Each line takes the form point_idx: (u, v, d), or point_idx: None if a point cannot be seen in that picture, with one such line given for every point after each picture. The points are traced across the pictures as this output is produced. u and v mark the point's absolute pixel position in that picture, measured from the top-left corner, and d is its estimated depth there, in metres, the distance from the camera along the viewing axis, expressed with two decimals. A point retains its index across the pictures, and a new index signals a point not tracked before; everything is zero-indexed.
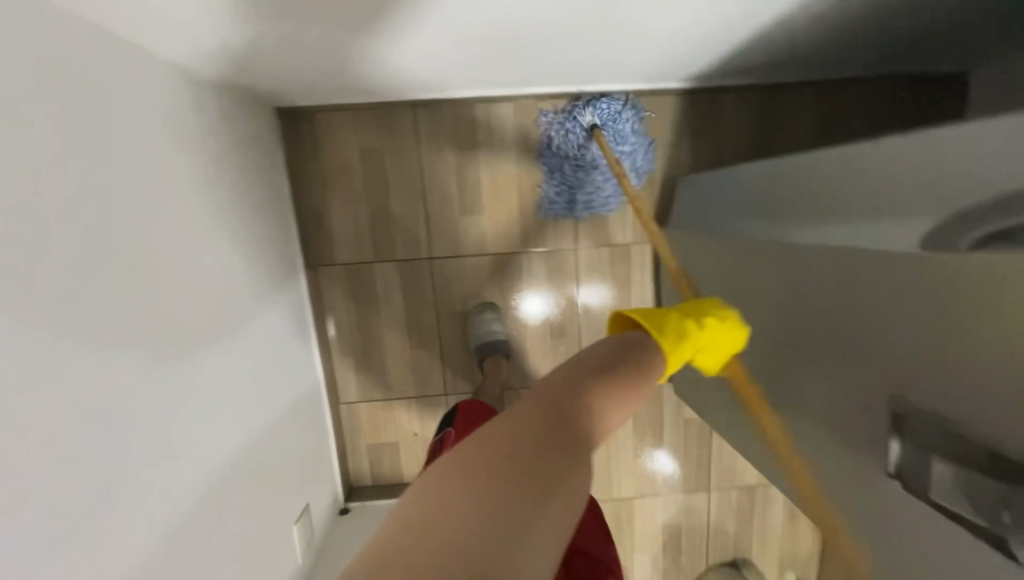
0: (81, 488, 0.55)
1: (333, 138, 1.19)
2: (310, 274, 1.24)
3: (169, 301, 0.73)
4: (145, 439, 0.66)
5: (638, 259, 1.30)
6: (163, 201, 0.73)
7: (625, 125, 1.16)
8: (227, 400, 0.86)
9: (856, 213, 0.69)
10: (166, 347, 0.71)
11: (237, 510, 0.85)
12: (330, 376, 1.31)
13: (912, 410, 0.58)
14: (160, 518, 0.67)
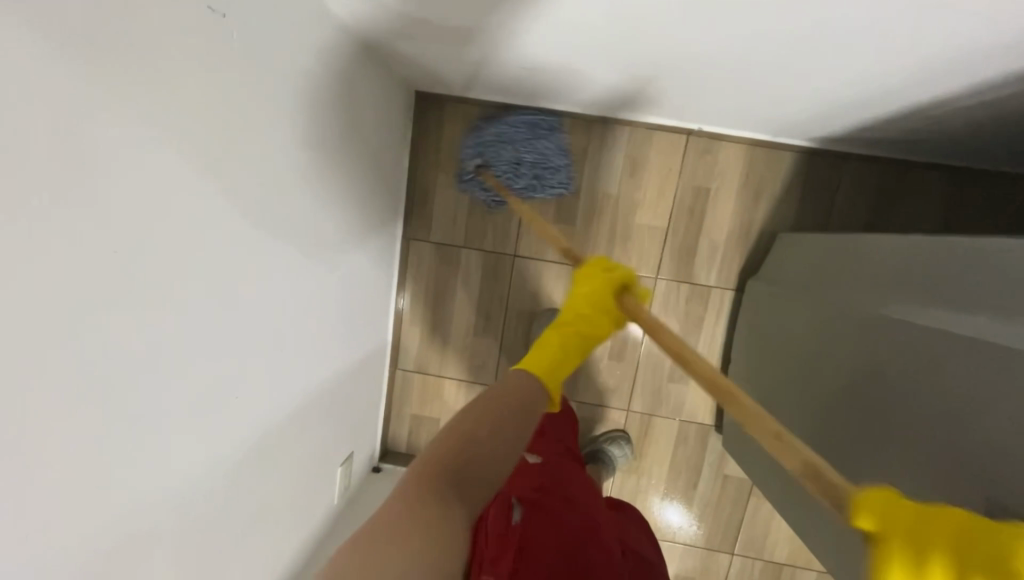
0: (178, 374, 0.63)
1: (456, 127, 1.29)
2: (403, 244, 1.35)
3: (289, 234, 0.84)
4: (243, 345, 0.76)
5: (716, 303, 1.29)
6: (305, 149, 0.84)
7: (489, 138, 1.19)
8: (309, 334, 0.96)
9: (968, 303, 0.66)
10: (268, 273, 0.79)
11: (291, 433, 0.94)
12: (397, 341, 1.40)
13: (1010, 516, 0.53)
14: (239, 417, 0.77)
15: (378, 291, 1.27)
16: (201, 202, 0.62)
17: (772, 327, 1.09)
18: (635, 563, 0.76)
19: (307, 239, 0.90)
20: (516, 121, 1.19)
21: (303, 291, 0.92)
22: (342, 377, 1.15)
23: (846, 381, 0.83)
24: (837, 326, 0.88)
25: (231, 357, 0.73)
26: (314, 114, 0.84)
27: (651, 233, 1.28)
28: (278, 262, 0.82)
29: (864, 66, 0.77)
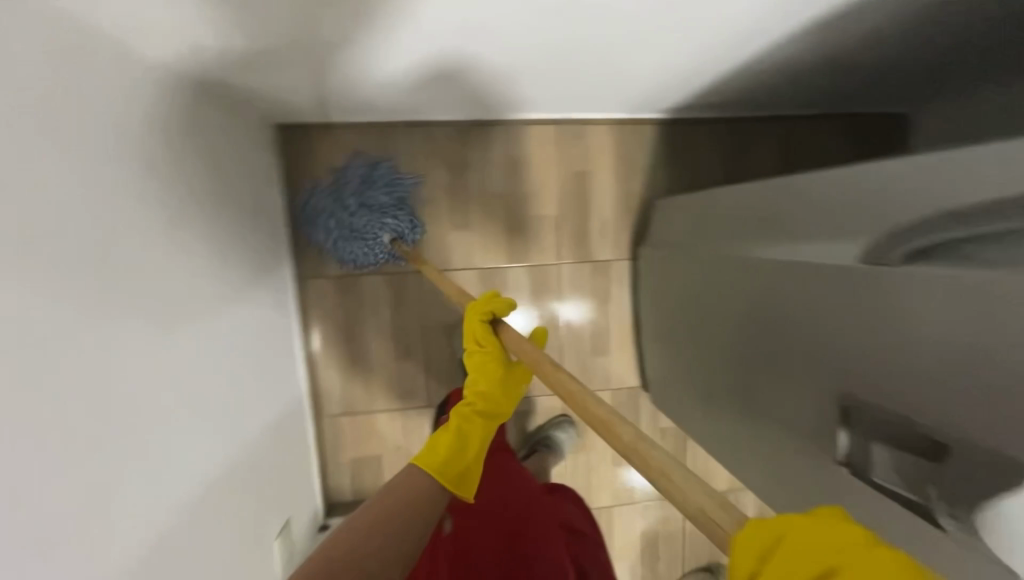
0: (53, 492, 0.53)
1: (330, 154, 1.23)
2: (299, 285, 1.27)
3: (163, 302, 0.76)
4: (140, 435, 0.68)
5: (618, 276, 1.38)
6: (156, 206, 0.75)
7: (335, 245, 1.19)
8: (214, 402, 0.88)
9: (797, 234, 0.77)
10: (141, 350, 0.69)
11: (219, 514, 0.86)
12: (316, 387, 1.32)
13: (854, 403, 0.62)
14: (153, 516, 0.69)
15: (282, 341, 1.19)
16: (36, 289, 0.53)
17: (667, 287, 1.19)
18: (569, 537, 0.82)
19: (180, 303, 0.80)
20: (322, 223, 1.18)
21: (191, 360, 0.82)
22: (261, 441, 1.06)
23: (729, 322, 0.92)
24: (713, 274, 0.98)
25: (116, 457, 0.63)
26: (155, 168, 0.76)
27: (545, 223, 1.33)
28: (152, 335, 0.72)
29: (681, 43, 0.86)
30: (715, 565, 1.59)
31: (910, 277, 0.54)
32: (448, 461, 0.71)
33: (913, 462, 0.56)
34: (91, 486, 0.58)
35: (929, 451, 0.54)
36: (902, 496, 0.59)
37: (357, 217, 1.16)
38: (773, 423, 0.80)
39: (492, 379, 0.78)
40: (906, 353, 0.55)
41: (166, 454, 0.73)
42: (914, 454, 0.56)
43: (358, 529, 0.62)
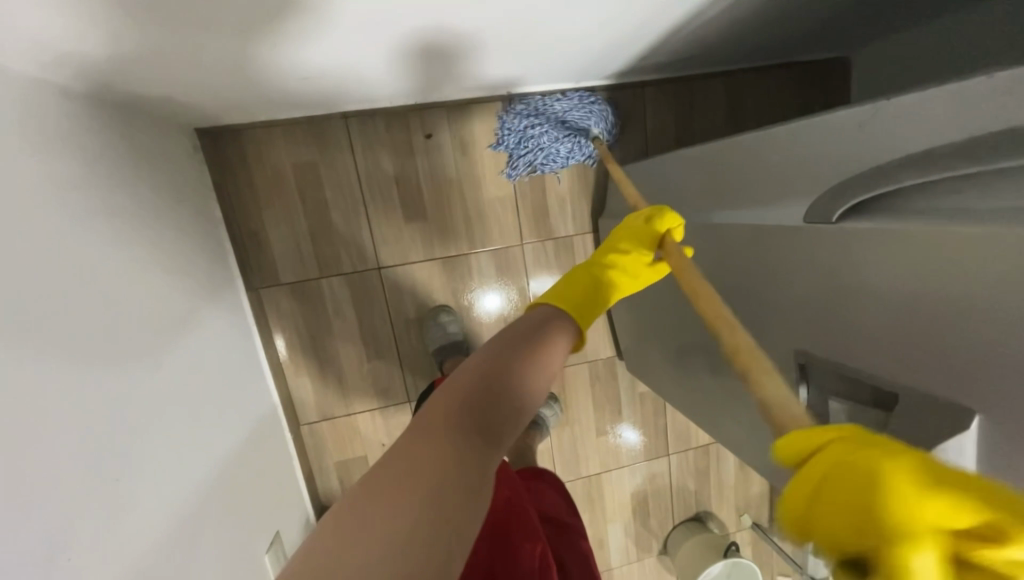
0: (16, 558, 0.50)
1: (263, 155, 1.15)
2: (252, 297, 1.20)
3: (102, 339, 0.70)
4: (100, 479, 0.64)
5: (581, 249, 1.37)
6: (75, 240, 0.69)
7: (550, 161, 1.24)
8: (181, 431, 0.84)
9: (744, 194, 0.77)
10: (87, 394, 0.65)
11: (205, 541, 0.84)
12: (287, 398, 1.28)
13: (810, 359, 0.62)
14: (129, 557, 0.66)
15: (246, 357, 1.14)
16: None
17: None
18: (550, 528, 0.84)
19: (123, 336, 0.75)
20: (509, 150, 1.24)
21: (147, 394, 0.77)
22: (240, 462, 1.03)
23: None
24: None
25: (79, 507, 0.60)
26: (68, 198, 0.69)
27: (503, 203, 1.30)
28: (97, 376, 0.67)
29: (616, 5, 0.81)
30: (702, 513, 1.68)
31: (848, 237, 0.54)
32: (579, 300, 0.63)
33: (866, 412, 0.57)
34: (56, 542, 0.56)
35: (880, 400, 0.55)
36: None
37: (549, 125, 1.20)
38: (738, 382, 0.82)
39: (633, 269, 0.75)
40: (855, 310, 0.56)
41: (137, 494, 0.70)
42: (867, 404, 0.57)
43: (482, 369, 0.48)
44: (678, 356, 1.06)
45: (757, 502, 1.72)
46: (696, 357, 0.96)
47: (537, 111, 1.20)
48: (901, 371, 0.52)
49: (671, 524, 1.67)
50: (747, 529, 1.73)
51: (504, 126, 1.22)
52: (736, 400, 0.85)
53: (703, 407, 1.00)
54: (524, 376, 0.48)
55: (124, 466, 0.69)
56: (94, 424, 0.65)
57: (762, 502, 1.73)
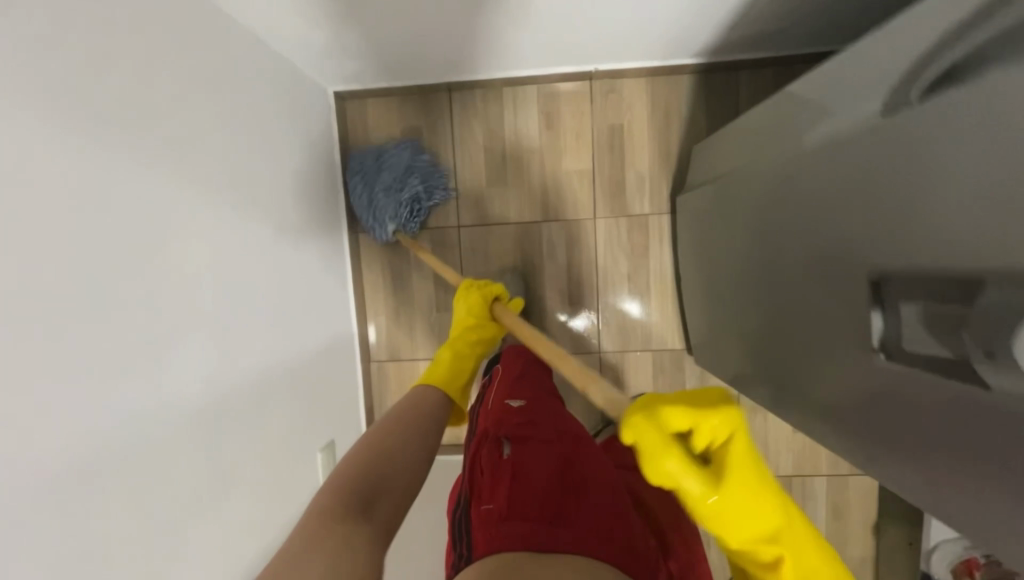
0: (97, 330, 0.65)
1: (381, 119, 1.37)
2: (353, 238, 1.39)
3: (228, 214, 0.92)
4: (194, 311, 0.83)
5: (657, 229, 1.34)
6: (227, 134, 0.92)
7: (363, 211, 1.37)
8: (268, 312, 1.03)
9: (830, 119, 0.71)
10: (193, 248, 0.83)
11: (269, 407, 1.00)
12: (365, 333, 1.42)
13: (889, 275, 0.56)
14: (203, 376, 0.84)
15: (337, 284, 1.32)
16: (116, 172, 0.69)
17: (708, 229, 1.14)
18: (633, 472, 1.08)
19: (236, 220, 0.94)
20: (356, 176, 1.38)
21: (243, 272, 0.96)
22: (310, 366, 1.17)
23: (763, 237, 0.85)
24: (749, 189, 0.90)
25: (168, 321, 0.77)
26: (228, 104, 0.92)
27: (579, 177, 1.34)
28: (206, 240, 0.86)
29: None
30: None
31: (940, 107, 0.49)
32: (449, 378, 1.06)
33: (940, 310, 0.52)
34: (134, 341, 0.71)
35: (958, 294, 0.50)
36: (936, 358, 0.53)
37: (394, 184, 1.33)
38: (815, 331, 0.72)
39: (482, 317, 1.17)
40: (940, 193, 0.49)
41: (211, 340, 0.86)
42: (939, 302, 0.52)
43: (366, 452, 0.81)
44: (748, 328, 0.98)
45: (858, 568, 1.39)
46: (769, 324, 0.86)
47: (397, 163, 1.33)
48: (998, 254, 0.44)
49: None
50: None
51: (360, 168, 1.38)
52: (813, 360, 0.74)
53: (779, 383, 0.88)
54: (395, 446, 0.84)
55: (215, 311, 0.87)
56: (201, 270, 0.84)
57: (864, 572, 1.40)
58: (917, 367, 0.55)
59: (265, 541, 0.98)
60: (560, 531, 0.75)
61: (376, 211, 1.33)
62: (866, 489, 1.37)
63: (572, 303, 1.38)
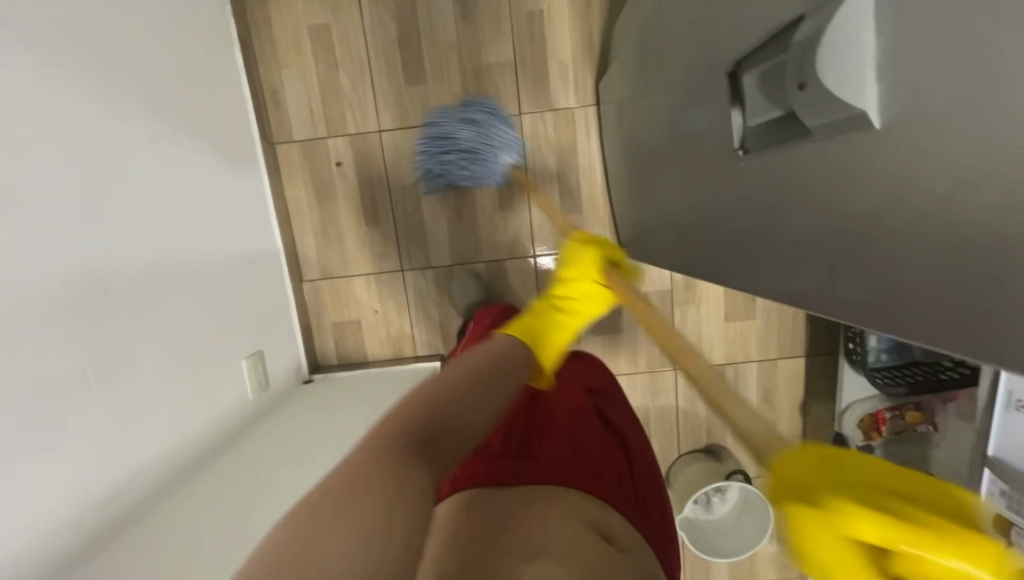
0: None
1: (285, 16, 1.28)
2: (268, 149, 1.33)
3: (95, 93, 0.86)
4: (60, 189, 0.79)
5: (583, 123, 1.31)
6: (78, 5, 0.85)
7: (485, 164, 1.26)
8: (161, 207, 0.98)
9: None
10: (35, 111, 0.76)
11: (170, 304, 0.97)
12: (292, 251, 1.39)
13: (739, 65, 0.71)
14: (79, 256, 0.81)
15: (252, 194, 1.27)
16: None
17: (632, 104, 1.11)
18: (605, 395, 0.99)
19: (95, 94, 0.86)
20: (430, 153, 1.26)
21: (113, 154, 0.89)
22: (224, 273, 1.14)
23: (691, 92, 0.86)
24: (678, 43, 0.89)
25: (25, 196, 0.74)
26: None
27: (502, 71, 1.29)
28: (50, 108, 0.78)
29: None
30: (714, 448, 1.49)
31: None
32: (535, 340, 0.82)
33: (763, 73, 0.66)
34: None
35: (767, 45, 0.63)
36: (773, 118, 0.66)
37: (474, 131, 1.24)
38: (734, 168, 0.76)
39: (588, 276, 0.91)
40: None
41: (88, 223, 0.83)
42: (760, 63, 0.66)
43: (415, 418, 0.55)
44: (676, 198, 0.98)
45: None
46: (700, 182, 0.88)
47: (450, 121, 1.24)
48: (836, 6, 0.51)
49: (676, 454, 1.51)
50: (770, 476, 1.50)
51: (422, 146, 1.26)
52: (743, 202, 0.77)
53: (712, 246, 0.90)
54: (461, 402, 0.59)
55: (90, 192, 0.84)
56: (65, 147, 0.80)
57: None
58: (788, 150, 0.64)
59: (181, 433, 0.98)
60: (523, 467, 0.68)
61: (490, 158, 1.25)
62: (792, 371, 1.44)
63: (502, 206, 1.36)
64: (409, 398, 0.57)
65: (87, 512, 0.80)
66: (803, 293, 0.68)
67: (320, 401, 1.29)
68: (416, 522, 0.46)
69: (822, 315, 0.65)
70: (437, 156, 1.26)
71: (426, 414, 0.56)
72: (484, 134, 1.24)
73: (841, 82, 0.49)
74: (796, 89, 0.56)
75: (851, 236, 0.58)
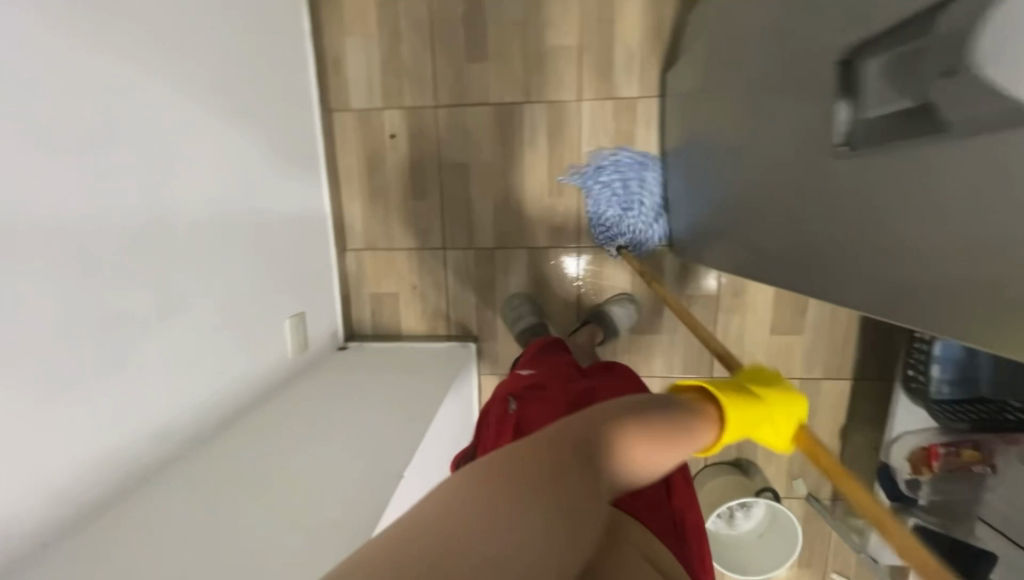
0: (26, 123, 0.67)
1: None
2: (326, 116, 1.34)
3: (171, 48, 0.89)
4: (133, 139, 0.82)
5: (644, 114, 1.26)
6: None
7: (612, 220, 1.29)
8: (224, 165, 1.01)
9: None
10: (115, 59, 0.79)
11: (224, 260, 1.00)
12: (340, 219, 1.40)
13: (854, 52, 0.66)
14: (149, 204, 0.85)
15: (307, 159, 1.28)
16: None
17: (703, 99, 1.07)
18: None
19: (171, 49, 0.89)
20: (609, 172, 1.28)
21: (184, 109, 0.92)
22: (275, 233, 1.17)
23: (785, 85, 0.81)
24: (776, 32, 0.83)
25: (103, 142, 0.77)
26: None
27: (566, 54, 1.25)
28: (130, 56, 0.81)
29: None
30: (743, 463, 1.44)
31: None
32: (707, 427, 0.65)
33: (891, 61, 0.61)
34: (45, 133, 0.69)
35: (901, 30, 0.58)
36: (895, 109, 0.62)
37: (640, 204, 1.28)
38: (838, 173, 0.71)
39: (783, 420, 0.72)
40: None
41: (158, 175, 0.86)
42: (888, 49, 0.61)
43: (576, 440, 0.54)
44: (749, 199, 0.94)
45: (821, 470, 1.42)
46: (783, 186, 0.84)
47: (649, 184, 1.28)
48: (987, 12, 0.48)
49: (702, 463, 1.47)
50: (798, 498, 1.45)
51: (611, 164, 1.28)
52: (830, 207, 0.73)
53: (789, 252, 0.85)
54: (622, 440, 0.57)
55: (161, 144, 0.87)
56: (142, 97, 0.83)
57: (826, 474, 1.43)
58: (910, 152, 0.60)
59: (224, 383, 1.02)
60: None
61: (619, 225, 1.28)
62: (836, 393, 1.37)
63: (549, 193, 1.33)
64: (581, 417, 0.57)
65: (139, 449, 0.84)
66: (905, 306, 0.65)
67: (353, 368, 1.31)
68: (542, 539, 0.47)
69: (931, 330, 0.63)
70: (607, 181, 1.29)
71: (586, 438, 0.55)
72: (641, 216, 1.28)
73: (1006, 72, 0.47)
74: (941, 77, 0.54)
75: (984, 248, 0.53)
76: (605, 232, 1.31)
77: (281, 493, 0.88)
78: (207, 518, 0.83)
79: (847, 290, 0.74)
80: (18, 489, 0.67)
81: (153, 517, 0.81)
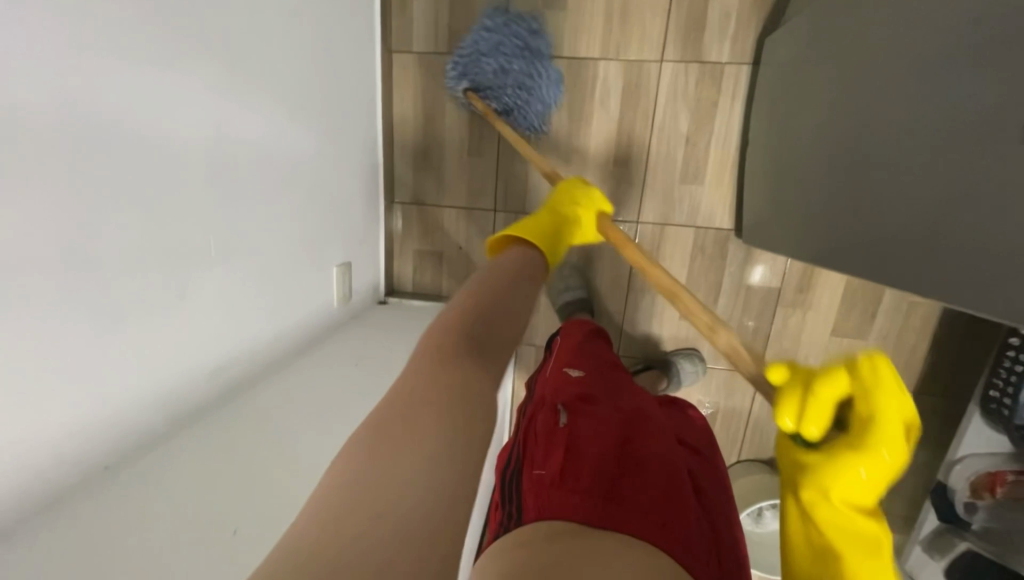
0: (112, 34, 0.63)
1: None
2: (386, 56, 1.26)
3: None
4: (209, 64, 0.78)
5: (731, 82, 1.15)
6: None
7: (475, 62, 1.14)
8: (285, 98, 0.96)
9: None
10: None
11: (277, 200, 0.97)
12: (390, 169, 1.35)
13: None
14: (218, 136, 0.81)
15: (365, 102, 1.22)
16: None
17: (812, 69, 0.96)
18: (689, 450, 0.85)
19: None
20: (519, 31, 1.12)
21: (253, 33, 0.86)
22: (329, 177, 1.13)
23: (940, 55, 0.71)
24: None
25: (180, 63, 0.73)
26: None
27: (652, 7, 1.14)
28: None
29: None
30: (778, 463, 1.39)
31: None
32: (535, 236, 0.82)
33: None
34: (125, 45, 0.65)
35: None
36: None
37: (515, 77, 1.14)
38: (1003, 154, 0.62)
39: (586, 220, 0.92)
40: None
41: (226, 104, 0.82)
42: None
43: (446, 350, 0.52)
44: (858, 186, 0.85)
45: None
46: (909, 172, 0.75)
47: (544, 66, 1.15)
48: None
49: (734, 458, 1.42)
50: None
51: (513, 25, 1.12)
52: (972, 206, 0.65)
53: (906, 248, 0.76)
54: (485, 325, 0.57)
55: (231, 71, 0.83)
56: (217, 17, 0.78)
57: None
58: None
59: (270, 325, 1.00)
60: (615, 514, 0.62)
61: (472, 66, 1.15)
62: None
63: (614, 160, 1.24)
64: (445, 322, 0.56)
65: (192, 382, 0.84)
66: None
67: (394, 324, 1.28)
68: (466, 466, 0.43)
69: None
70: (506, 35, 1.13)
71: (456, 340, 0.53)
72: (505, 90, 1.15)
73: None
74: None
75: None
76: (459, 64, 1.16)
77: (324, 446, 0.87)
78: (252, 462, 0.82)
79: (977, 294, 0.65)
80: (82, 411, 0.67)
81: (203, 453, 0.81)
